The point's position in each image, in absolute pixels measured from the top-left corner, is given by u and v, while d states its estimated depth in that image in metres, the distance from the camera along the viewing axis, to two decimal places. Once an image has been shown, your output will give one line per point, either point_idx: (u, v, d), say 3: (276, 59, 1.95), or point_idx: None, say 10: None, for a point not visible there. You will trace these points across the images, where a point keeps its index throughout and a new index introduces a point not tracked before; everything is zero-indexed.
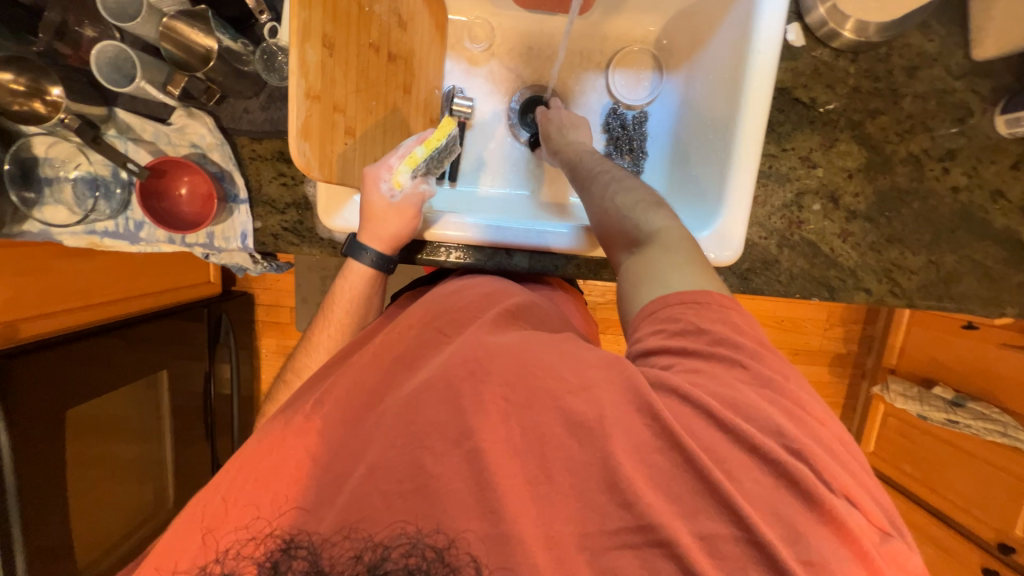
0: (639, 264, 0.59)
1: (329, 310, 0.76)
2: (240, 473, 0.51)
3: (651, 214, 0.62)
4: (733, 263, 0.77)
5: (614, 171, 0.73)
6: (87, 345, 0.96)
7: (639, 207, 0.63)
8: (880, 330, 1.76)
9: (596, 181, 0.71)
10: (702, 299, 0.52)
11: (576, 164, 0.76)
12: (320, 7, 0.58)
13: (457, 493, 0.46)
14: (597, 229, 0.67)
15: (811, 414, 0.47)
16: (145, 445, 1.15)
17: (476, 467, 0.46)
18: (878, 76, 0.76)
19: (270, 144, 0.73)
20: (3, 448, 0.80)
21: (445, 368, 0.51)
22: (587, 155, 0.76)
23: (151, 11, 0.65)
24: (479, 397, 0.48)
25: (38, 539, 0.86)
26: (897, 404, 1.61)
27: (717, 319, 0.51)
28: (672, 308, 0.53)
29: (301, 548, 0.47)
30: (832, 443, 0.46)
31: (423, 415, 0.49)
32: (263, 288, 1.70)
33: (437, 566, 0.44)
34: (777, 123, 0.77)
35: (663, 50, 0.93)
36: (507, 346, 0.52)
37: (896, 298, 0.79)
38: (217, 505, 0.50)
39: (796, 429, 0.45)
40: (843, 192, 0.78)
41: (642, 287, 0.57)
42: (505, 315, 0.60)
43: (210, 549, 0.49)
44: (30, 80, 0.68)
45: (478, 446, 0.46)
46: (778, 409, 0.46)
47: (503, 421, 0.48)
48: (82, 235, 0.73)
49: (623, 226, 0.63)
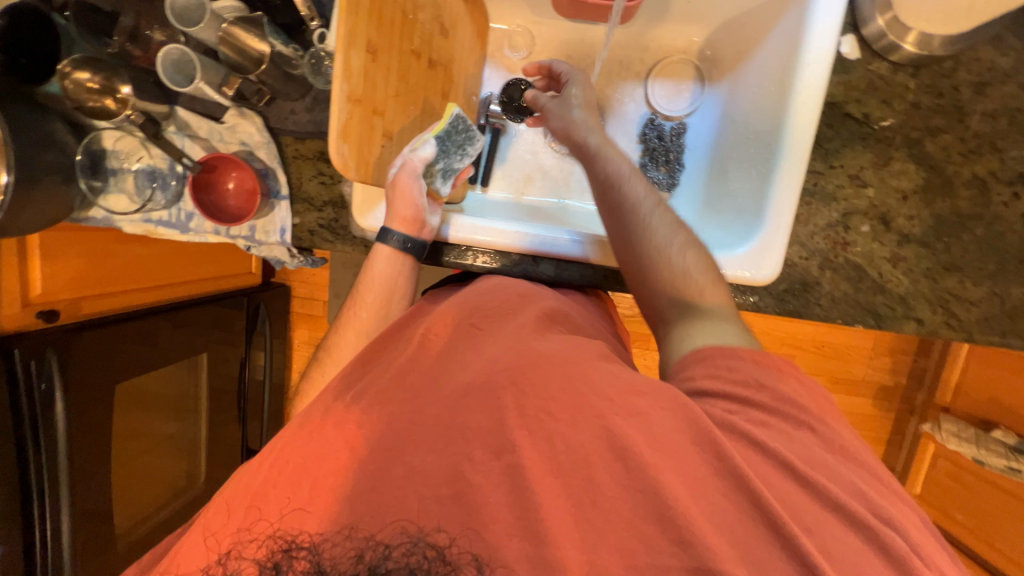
0: (697, 315, 0.62)
1: (352, 306, 0.74)
2: (247, 480, 0.52)
3: (711, 288, 0.63)
4: (770, 283, 0.74)
5: (671, 216, 0.66)
6: (137, 326, 1.03)
7: (703, 277, 0.63)
8: (933, 364, 1.64)
9: (653, 227, 0.65)
10: (763, 358, 0.56)
11: (627, 192, 0.66)
12: (365, 14, 0.60)
13: (493, 507, 0.48)
14: (637, 273, 0.65)
15: (875, 485, 0.50)
16: (182, 423, 1.21)
17: (516, 479, 0.48)
18: (941, 92, 0.71)
19: (313, 144, 0.76)
20: (59, 416, 0.86)
21: (487, 376, 0.54)
22: (634, 183, 0.67)
23: (213, 17, 0.70)
24: (524, 415, 0.51)
25: (83, 505, 0.92)
26: (949, 445, 1.49)
27: (777, 379, 0.54)
28: (730, 358, 0.56)
29: (303, 550, 0.47)
30: (897, 514, 0.48)
31: (463, 422, 0.52)
32: (300, 282, 1.77)
33: (435, 565, 0.46)
34: (824, 139, 0.73)
35: (706, 61, 0.91)
36: (553, 358, 0.55)
37: (952, 331, 0.73)
38: (233, 498, 0.52)
39: (871, 500, 0.48)
40: (896, 214, 0.73)
41: (702, 330, 0.60)
42: (544, 320, 0.65)
43: (213, 549, 0.49)
44: (104, 79, 0.76)
45: (520, 461, 0.49)
46: (851, 478, 0.49)
47: (540, 438, 0.50)
48: (138, 223, 0.80)
49: (674, 285, 0.63)
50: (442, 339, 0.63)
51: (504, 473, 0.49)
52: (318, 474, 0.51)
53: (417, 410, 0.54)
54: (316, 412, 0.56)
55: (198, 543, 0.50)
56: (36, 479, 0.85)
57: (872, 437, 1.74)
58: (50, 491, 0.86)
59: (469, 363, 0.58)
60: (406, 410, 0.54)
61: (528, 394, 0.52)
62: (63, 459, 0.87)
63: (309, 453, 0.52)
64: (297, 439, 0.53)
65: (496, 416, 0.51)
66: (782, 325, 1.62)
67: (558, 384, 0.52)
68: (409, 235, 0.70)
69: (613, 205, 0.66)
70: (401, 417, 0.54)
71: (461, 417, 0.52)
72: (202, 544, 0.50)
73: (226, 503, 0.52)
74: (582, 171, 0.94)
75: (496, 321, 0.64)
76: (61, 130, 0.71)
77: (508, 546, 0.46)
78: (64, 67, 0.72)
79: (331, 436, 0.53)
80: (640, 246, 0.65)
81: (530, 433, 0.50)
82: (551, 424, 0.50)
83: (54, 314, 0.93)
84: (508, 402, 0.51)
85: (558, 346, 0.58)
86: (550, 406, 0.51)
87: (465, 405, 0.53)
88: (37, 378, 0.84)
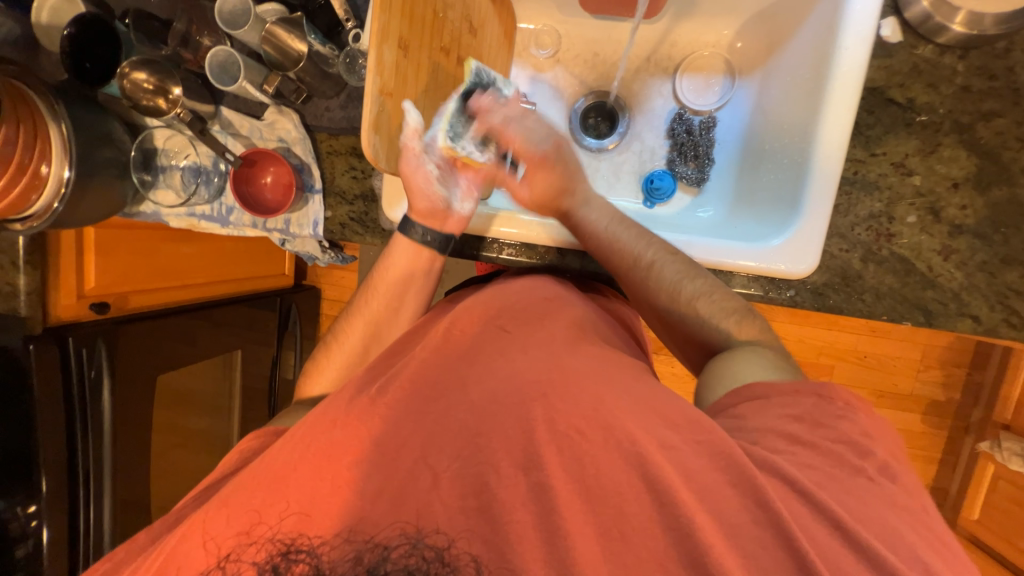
0: (733, 357, 0.64)
1: (373, 285, 0.78)
2: (252, 480, 0.52)
3: (738, 329, 0.67)
4: (807, 277, 0.71)
5: (679, 267, 0.69)
6: (176, 322, 1.08)
7: (729, 321, 0.67)
8: (991, 378, 1.52)
9: (659, 286, 0.69)
10: (823, 393, 0.56)
11: (620, 250, 0.71)
12: (398, 10, 0.62)
13: (514, 523, 0.48)
14: (668, 315, 0.71)
15: (921, 518, 0.49)
16: (215, 418, 1.23)
17: (533, 491, 0.49)
18: (994, 74, 0.67)
19: (346, 140, 0.79)
20: (106, 405, 0.91)
21: (516, 387, 0.55)
22: (627, 242, 0.72)
23: (257, 21, 0.74)
24: (545, 421, 0.52)
25: (123, 496, 0.96)
26: (1011, 465, 1.37)
27: (837, 417, 0.54)
28: (787, 395, 0.57)
29: (303, 553, 0.48)
30: (947, 553, 0.47)
31: (490, 429, 0.53)
32: (329, 284, 1.83)
33: (436, 566, 0.47)
34: (865, 126, 0.71)
35: (736, 54, 0.89)
36: (580, 375, 0.56)
37: (1014, 329, 0.68)
38: (241, 487, 0.52)
39: (929, 548, 0.46)
40: (946, 203, 0.69)
41: (745, 368, 0.62)
42: (574, 329, 0.65)
43: (212, 554, 0.50)
44: (157, 80, 0.78)
45: (544, 480, 0.50)
46: (905, 520, 0.47)
47: (553, 449, 0.51)
48: (184, 217, 0.85)
49: (703, 327, 0.68)
50: (466, 338, 0.64)
51: (531, 492, 0.49)
52: (332, 468, 0.52)
53: (443, 415, 0.55)
54: (342, 402, 0.57)
55: (206, 538, 0.50)
56: (80, 466, 0.88)
57: (923, 457, 1.62)
58: (93, 478, 0.90)
59: (495, 361, 0.59)
60: (431, 407, 0.55)
61: (558, 410, 0.53)
62: (107, 447, 0.91)
63: (327, 448, 0.53)
64: (317, 429, 0.54)
65: (524, 426, 0.52)
66: (818, 332, 1.55)
67: (586, 402, 0.53)
68: (432, 229, 0.75)
69: (614, 270, 0.72)
70: (427, 412, 0.55)
71: (488, 428, 0.53)
72: (201, 548, 0.50)
73: (242, 497, 0.51)
74: (609, 168, 0.93)
75: (523, 323, 0.65)
76: (118, 129, 0.77)
77: (533, 560, 0.47)
78: (124, 67, 0.76)
79: (355, 427, 0.54)
80: (656, 306, 0.71)
81: (552, 446, 0.51)
82: (574, 443, 0.51)
83: (105, 306, 0.98)
84: (535, 415, 0.53)
85: (587, 362, 0.58)
86: (580, 426, 0.51)
87: (488, 411, 0.54)
88: (87, 365, 0.89)
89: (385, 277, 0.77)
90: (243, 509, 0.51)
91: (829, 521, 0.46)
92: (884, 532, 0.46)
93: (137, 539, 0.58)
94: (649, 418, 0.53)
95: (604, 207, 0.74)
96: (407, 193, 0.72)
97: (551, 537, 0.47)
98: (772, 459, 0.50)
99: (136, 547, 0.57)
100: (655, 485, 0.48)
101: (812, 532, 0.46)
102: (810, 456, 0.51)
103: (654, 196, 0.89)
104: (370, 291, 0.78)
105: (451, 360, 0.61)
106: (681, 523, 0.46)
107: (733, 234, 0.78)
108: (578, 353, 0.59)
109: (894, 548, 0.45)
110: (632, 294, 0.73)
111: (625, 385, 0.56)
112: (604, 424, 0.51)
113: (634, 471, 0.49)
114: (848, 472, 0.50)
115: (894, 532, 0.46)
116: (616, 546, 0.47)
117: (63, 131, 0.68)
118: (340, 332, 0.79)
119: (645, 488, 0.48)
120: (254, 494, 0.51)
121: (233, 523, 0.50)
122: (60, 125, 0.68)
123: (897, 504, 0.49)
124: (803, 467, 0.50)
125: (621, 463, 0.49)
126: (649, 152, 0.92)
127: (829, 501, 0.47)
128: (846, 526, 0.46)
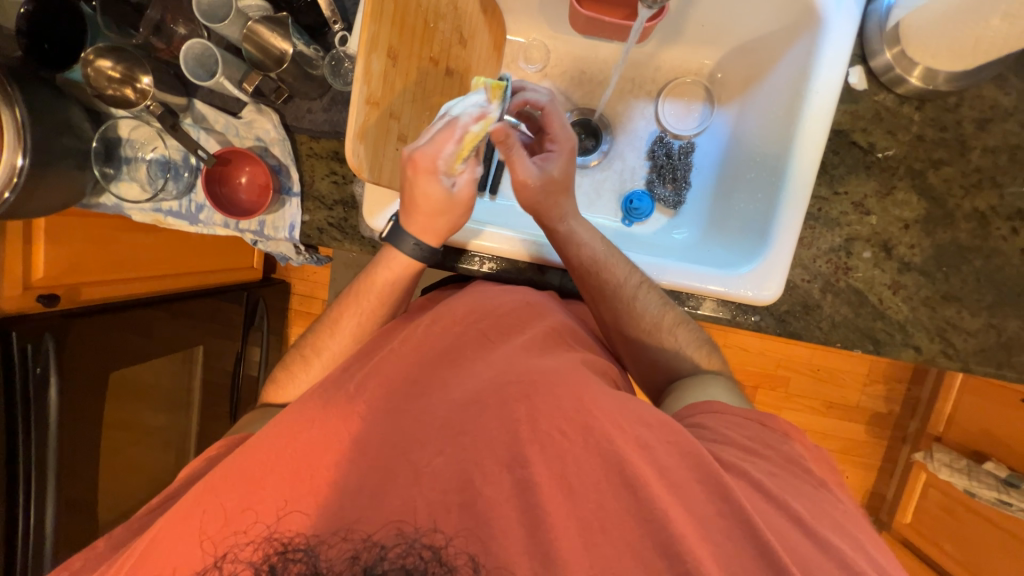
0: (692, 382, 0.69)
1: (353, 301, 0.74)
2: (223, 485, 0.50)
3: (705, 359, 0.73)
4: (771, 303, 0.75)
5: (662, 294, 0.73)
6: (134, 314, 1.01)
7: (699, 351, 0.73)
8: (927, 393, 1.64)
9: (646, 310, 0.71)
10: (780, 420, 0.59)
11: (604, 283, 0.72)
12: (388, 21, 0.62)
13: (506, 524, 0.48)
14: (646, 341, 0.72)
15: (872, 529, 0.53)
16: (173, 415, 1.18)
17: (524, 493, 0.49)
18: (944, 126, 0.73)
19: (326, 143, 0.77)
20: (52, 399, 0.84)
21: (500, 386, 0.55)
22: (619, 262, 0.73)
23: (238, 16, 0.72)
24: (533, 421, 0.52)
25: (70, 496, 0.89)
26: (941, 475, 1.46)
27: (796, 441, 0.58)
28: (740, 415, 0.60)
29: (301, 552, 0.47)
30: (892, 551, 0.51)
31: (474, 428, 0.52)
32: (300, 279, 1.77)
33: (433, 566, 0.46)
34: (831, 165, 0.75)
35: (716, 84, 0.93)
36: (562, 373, 0.57)
37: (949, 359, 0.74)
38: (208, 502, 0.50)
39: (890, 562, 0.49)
40: (898, 242, 0.74)
41: (699, 392, 0.66)
42: (552, 334, 0.66)
43: (207, 555, 0.48)
44: (126, 69, 0.77)
45: (533, 480, 0.49)
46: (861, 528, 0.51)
47: (542, 453, 0.51)
48: (148, 212, 0.81)
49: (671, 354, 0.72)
50: (449, 338, 0.64)
51: (516, 489, 0.49)
52: (309, 477, 0.51)
53: (426, 412, 0.55)
54: (322, 401, 0.56)
55: (188, 539, 0.49)
56: (21, 466, 0.81)
57: (864, 464, 1.74)
58: (36, 482, 0.83)
59: (478, 364, 0.60)
60: (414, 409, 0.55)
61: (541, 411, 0.53)
62: (52, 442, 0.84)
63: (303, 456, 0.52)
64: (293, 429, 0.53)
65: (506, 425, 0.52)
66: (778, 345, 1.64)
67: (571, 404, 0.53)
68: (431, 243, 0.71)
69: (591, 292, 0.73)
70: (409, 414, 0.55)
71: (473, 427, 0.53)
72: (194, 547, 0.49)
73: (220, 495, 0.50)
74: (590, 185, 0.95)
75: (505, 328, 0.66)
76: (78, 116, 0.73)
77: (518, 556, 0.46)
78: (88, 54, 0.74)
79: (340, 424, 0.54)
80: (629, 325, 0.72)
81: (542, 452, 0.51)
82: (563, 445, 0.51)
83: (54, 299, 0.91)
84: (522, 415, 0.53)
85: (570, 365, 0.59)
86: (562, 425, 0.52)
87: (474, 412, 0.54)
88: (32, 360, 0.82)
89: (367, 290, 0.73)
90: (229, 509, 0.50)
91: (796, 526, 0.49)
92: (844, 539, 0.49)
93: (97, 546, 0.57)
94: (629, 419, 0.54)
95: (576, 218, 0.76)
96: (427, 215, 0.67)
97: (540, 540, 0.47)
98: (741, 470, 0.52)
99: (102, 553, 0.55)
100: (634, 484, 0.49)
101: (788, 537, 0.48)
102: (777, 471, 0.55)
103: (632, 216, 0.91)
104: (349, 306, 0.74)
105: (433, 361, 0.61)
106: (665, 523, 0.47)
107: (705, 259, 0.82)
108: (562, 360, 0.60)
109: (853, 550, 0.48)
110: (608, 317, 0.74)
111: (603, 390, 0.57)
112: (589, 426, 0.52)
113: (618, 471, 0.50)
114: (804, 484, 0.54)
115: (857, 541, 0.50)
116: (598, 545, 0.47)
117: (17, 116, 0.63)
118: (314, 341, 0.75)
119: (628, 489, 0.49)
120: (239, 495, 0.50)
121: (221, 523, 0.49)
122: (14, 108, 0.63)
123: (849, 515, 0.53)
124: (769, 479, 0.53)
125: (605, 467, 0.50)
126: (629, 172, 0.95)
127: (798, 512, 0.49)
128: (816, 532, 0.48)
